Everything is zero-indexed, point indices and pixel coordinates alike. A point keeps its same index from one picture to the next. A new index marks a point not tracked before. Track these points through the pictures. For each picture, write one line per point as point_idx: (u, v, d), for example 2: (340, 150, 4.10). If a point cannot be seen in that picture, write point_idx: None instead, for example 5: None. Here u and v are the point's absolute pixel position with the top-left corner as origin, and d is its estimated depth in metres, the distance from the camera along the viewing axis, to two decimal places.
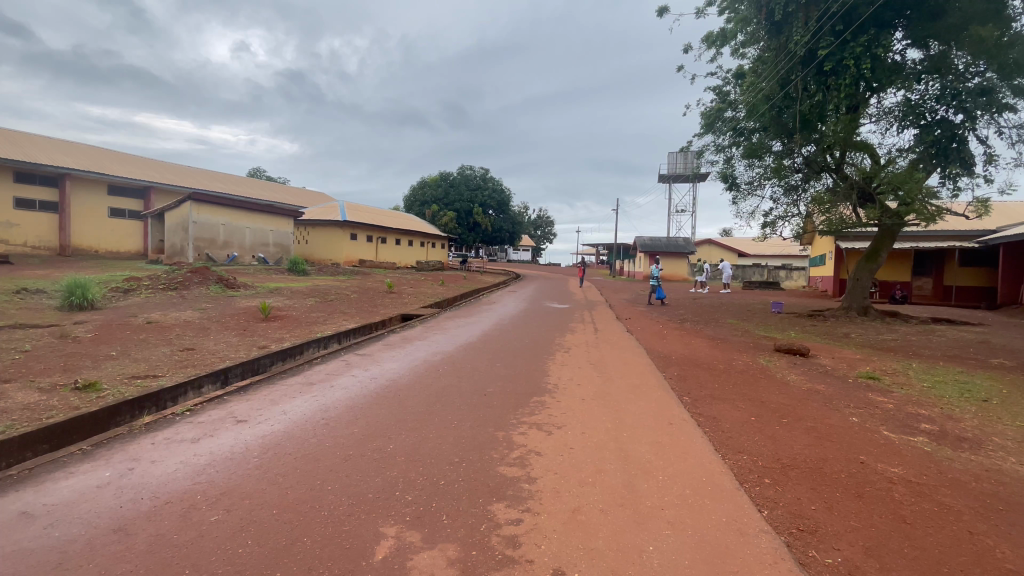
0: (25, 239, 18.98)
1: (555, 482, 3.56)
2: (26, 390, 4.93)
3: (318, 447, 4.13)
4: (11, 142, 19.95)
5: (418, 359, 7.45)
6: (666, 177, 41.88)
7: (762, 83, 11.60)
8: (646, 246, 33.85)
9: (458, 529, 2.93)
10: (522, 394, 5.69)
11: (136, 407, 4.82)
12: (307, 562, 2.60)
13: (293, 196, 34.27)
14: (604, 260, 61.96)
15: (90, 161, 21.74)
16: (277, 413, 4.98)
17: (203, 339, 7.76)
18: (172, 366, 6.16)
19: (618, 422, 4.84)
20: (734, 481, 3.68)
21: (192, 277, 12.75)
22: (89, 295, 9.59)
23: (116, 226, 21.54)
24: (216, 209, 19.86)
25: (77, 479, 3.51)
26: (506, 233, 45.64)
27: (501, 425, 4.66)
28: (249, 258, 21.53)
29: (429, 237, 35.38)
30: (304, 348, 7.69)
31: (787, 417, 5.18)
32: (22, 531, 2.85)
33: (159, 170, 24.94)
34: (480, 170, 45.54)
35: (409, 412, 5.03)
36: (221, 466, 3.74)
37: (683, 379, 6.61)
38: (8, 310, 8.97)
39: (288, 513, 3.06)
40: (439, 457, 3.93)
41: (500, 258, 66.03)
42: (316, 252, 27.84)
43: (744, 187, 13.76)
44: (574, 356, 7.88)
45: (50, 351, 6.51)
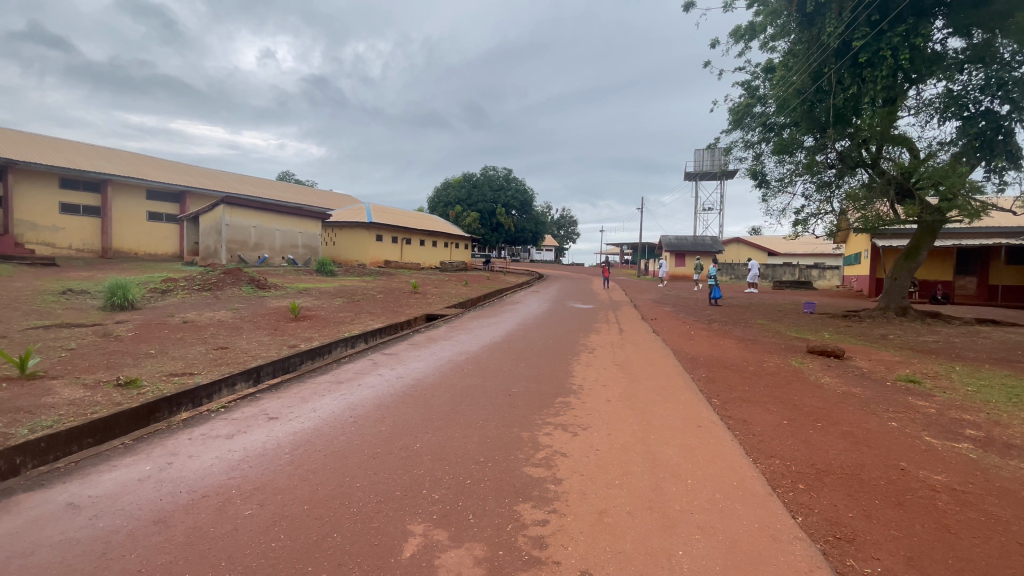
0: (69, 243, 19.90)
1: (582, 484, 3.54)
2: (72, 387, 5.16)
3: (347, 444, 4.19)
4: (57, 151, 20.94)
5: (443, 359, 7.50)
6: (693, 175, 41.24)
7: (793, 76, 11.27)
8: (673, 246, 33.24)
9: (485, 528, 2.94)
10: (547, 394, 5.67)
11: (173, 404, 5.00)
12: (336, 557, 2.63)
13: (320, 198, 35.03)
14: (628, 260, 61.03)
15: (129, 167, 22.65)
16: (307, 410, 5.10)
17: (236, 338, 7.95)
18: (207, 364, 6.34)
19: (645, 424, 4.78)
20: (767, 485, 3.59)
21: (225, 277, 13.15)
22: (129, 296, 9.98)
23: (154, 229, 22.42)
24: (247, 212, 20.44)
25: (120, 472, 3.66)
26: (529, 233, 45.54)
27: (526, 426, 4.64)
28: (279, 260, 22.05)
29: (453, 238, 35.67)
30: (332, 348, 7.83)
31: (821, 420, 5.03)
32: (69, 521, 2.98)
33: (193, 175, 25.82)
34: (503, 170, 45.62)
35: (435, 412, 5.05)
36: (255, 462, 3.84)
37: (712, 381, 6.47)
38: (55, 310, 9.40)
39: (319, 508, 3.12)
40: (465, 456, 3.95)
41: (522, 259, 65.90)
42: (344, 253, 28.41)
43: (774, 185, 13.42)
44: (600, 357, 7.79)
45: (93, 350, 6.77)
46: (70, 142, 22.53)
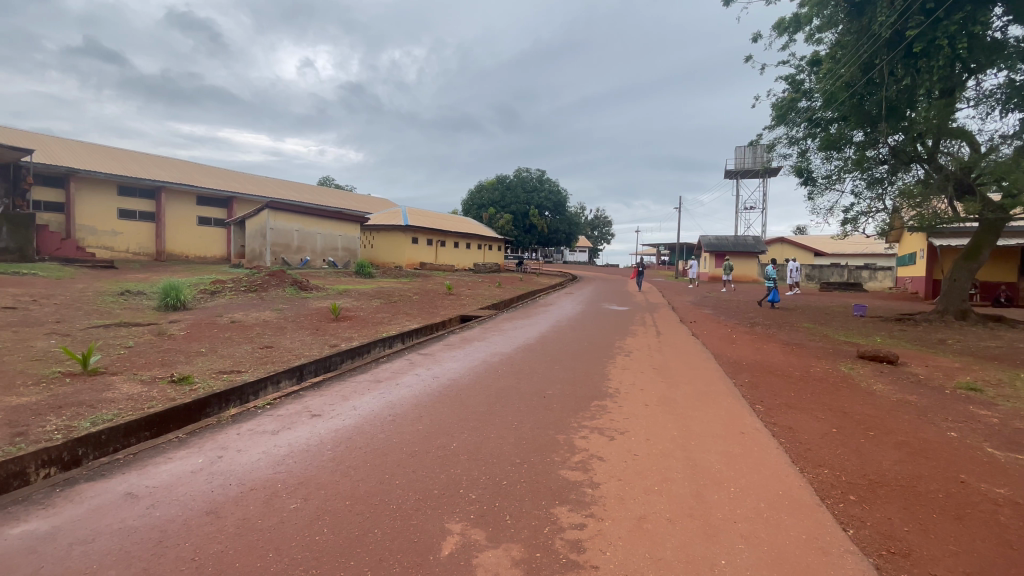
0: (127, 246, 21.18)
1: (620, 488, 3.49)
2: (132, 382, 5.48)
3: (386, 442, 4.29)
4: (117, 160, 22.31)
5: (478, 360, 7.56)
6: (733, 173, 40.12)
7: (840, 69, 10.78)
8: (712, 246, 32.29)
9: (522, 530, 2.93)
10: (583, 397, 5.62)
11: (223, 400, 5.23)
12: (378, 553, 2.69)
13: (359, 202, 35.96)
14: (665, 261, 59.73)
15: (181, 174, 23.90)
16: (348, 408, 5.24)
17: (280, 338, 8.24)
18: (253, 362, 6.59)
19: (685, 429, 4.67)
20: (815, 496, 3.44)
21: (271, 279, 13.65)
22: (181, 297, 10.50)
23: (203, 233, 23.57)
24: (290, 216, 21.19)
25: (175, 464, 3.86)
26: (563, 234, 45.33)
27: (561, 428, 4.62)
28: (320, 262, 22.73)
29: (487, 240, 35.91)
30: (371, 348, 8.03)
31: (873, 429, 4.79)
32: (128, 510, 3.16)
33: (239, 181, 26.99)
34: (537, 172, 45.63)
35: (471, 411, 5.10)
36: (299, 457, 3.97)
37: (755, 386, 6.26)
38: (115, 310, 10.01)
39: (359, 505, 3.19)
40: (502, 457, 3.95)
41: (556, 260, 65.67)
42: (382, 255, 29.11)
43: (821, 182, 12.88)
44: (636, 359, 7.67)
45: (149, 348, 7.18)
46: (128, 152, 23.97)
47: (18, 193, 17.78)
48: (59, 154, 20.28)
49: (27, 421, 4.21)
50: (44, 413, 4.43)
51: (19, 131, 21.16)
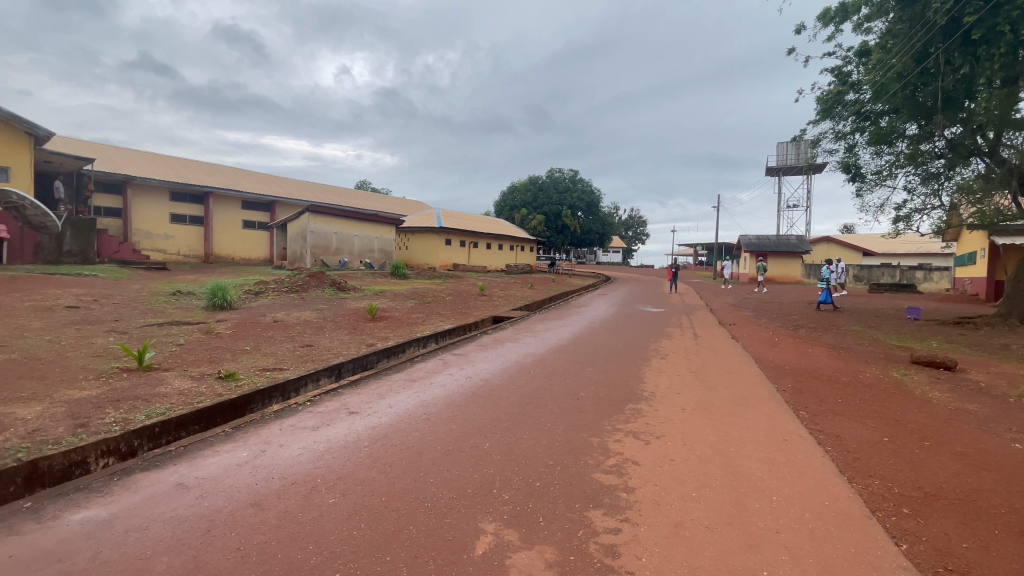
0: (179, 249, 22.32)
1: (656, 494, 3.42)
2: (183, 378, 5.78)
3: (421, 440, 4.35)
4: (169, 167, 23.53)
5: (510, 360, 7.58)
6: (775, 170, 38.78)
7: (891, 59, 10.23)
8: (753, 246, 31.28)
9: (556, 532, 2.92)
10: (617, 400, 5.55)
11: (266, 396, 5.44)
12: (413, 549, 2.73)
13: (394, 205, 36.70)
14: (702, 261, 58.30)
15: (227, 179, 24.99)
16: (384, 406, 5.35)
17: (320, 337, 8.49)
18: (294, 360, 6.82)
19: (724, 435, 4.53)
20: (864, 508, 3.28)
21: (311, 280, 14.09)
22: (227, 297, 10.96)
23: (248, 236, 24.57)
24: (329, 219, 21.83)
25: (221, 457, 4.03)
26: (597, 235, 44.85)
27: (595, 431, 4.57)
28: (357, 264, 23.32)
29: (519, 241, 35.95)
30: (406, 347, 8.18)
31: (928, 439, 4.52)
32: (179, 499, 3.33)
33: (282, 185, 28.00)
34: (570, 172, 45.30)
35: (504, 411, 5.13)
36: (337, 453, 4.08)
37: (798, 392, 6.02)
38: (168, 309, 10.55)
39: (395, 501, 3.25)
40: (535, 459, 3.94)
41: (589, 261, 65.14)
42: (416, 257, 29.63)
43: (870, 178, 12.29)
44: (673, 362, 7.51)
45: (199, 345, 7.54)
46: (179, 159, 25.26)
47: (80, 200, 19.31)
48: (117, 163, 21.57)
49: (89, 413, 4.49)
50: (104, 406, 4.71)
51: (83, 142, 22.65)
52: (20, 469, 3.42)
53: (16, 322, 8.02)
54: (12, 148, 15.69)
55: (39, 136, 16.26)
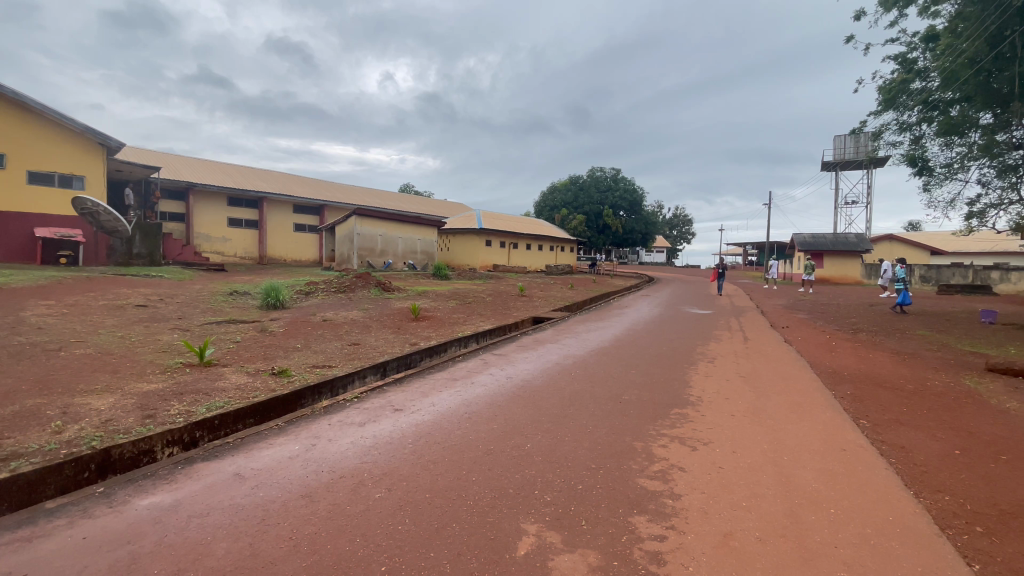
0: (236, 251, 23.55)
1: (703, 502, 3.31)
2: (240, 373, 6.10)
3: (463, 438, 4.40)
4: (227, 174, 24.87)
5: (552, 362, 7.53)
6: (832, 165, 36.89)
7: (962, 44, 9.51)
8: (807, 245, 29.85)
9: (599, 536, 2.88)
10: (662, 404, 5.41)
11: (316, 392, 5.65)
12: (456, 546, 2.76)
13: (437, 207, 37.34)
14: (751, 262, 56.14)
15: (280, 185, 26.16)
16: (428, 404, 5.44)
17: (366, 336, 8.76)
18: (341, 358, 7.06)
19: (777, 443, 4.34)
20: (932, 524, 3.06)
21: (357, 281, 14.53)
22: (280, 297, 11.45)
23: (299, 238, 25.64)
24: (375, 222, 22.46)
25: (275, 450, 4.21)
26: (639, 234, 44.01)
27: (639, 435, 4.48)
28: (401, 265, 23.87)
29: (560, 241, 35.78)
30: (448, 346, 8.31)
31: (1006, 453, 4.16)
32: (236, 489, 3.50)
33: (330, 190, 29.04)
34: (612, 171, 44.70)
35: (545, 413, 5.10)
36: (382, 449, 4.18)
37: (858, 399, 5.69)
38: (226, 308, 11.15)
39: (439, 498, 3.30)
40: (577, 462, 3.90)
41: (632, 262, 64.04)
42: (458, 258, 30.03)
43: (939, 172, 11.46)
44: (720, 366, 7.25)
45: (254, 343, 7.92)
46: (236, 166, 26.67)
47: (147, 206, 20.75)
48: (181, 171, 22.99)
49: (156, 405, 4.80)
50: (169, 398, 5.04)
51: (151, 152, 24.29)
52: (94, 456, 3.70)
53: (92, 320, 8.68)
54: (87, 158, 17.00)
55: (111, 147, 17.53)
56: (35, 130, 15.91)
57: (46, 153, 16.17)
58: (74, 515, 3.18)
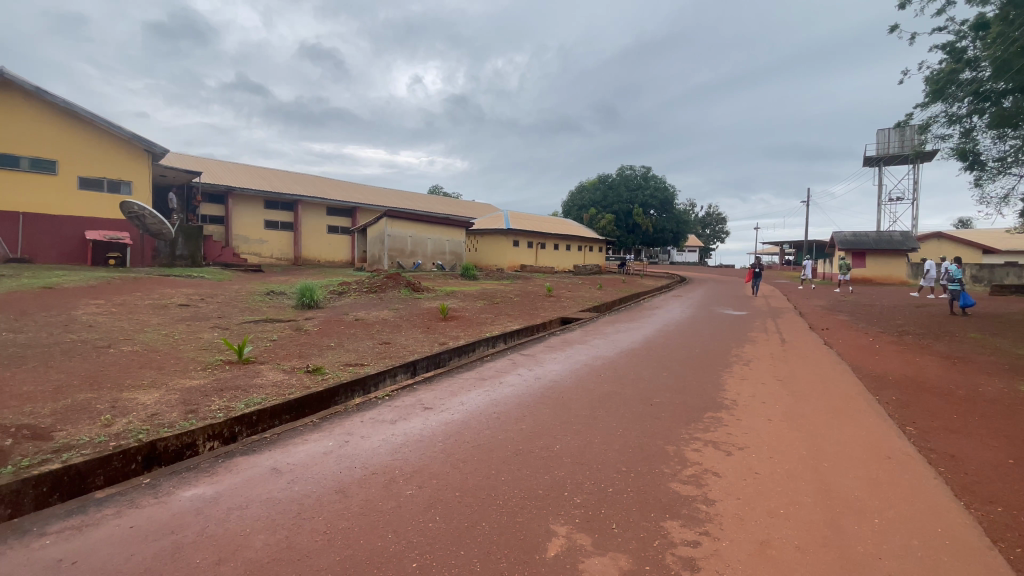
0: (272, 252, 24.30)
1: (738, 508, 3.22)
2: (277, 370, 6.28)
3: (492, 438, 4.41)
4: (264, 178, 25.69)
5: (580, 363, 7.47)
6: (875, 160, 35.40)
7: (1016, 31, 8.96)
8: (847, 244, 28.74)
9: (630, 540, 2.84)
10: (695, 407, 5.30)
11: (349, 390, 5.77)
12: (486, 545, 2.77)
13: (465, 208, 37.63)
14: (788, 261, 54.38)
15: (313, 188, 26.87)
16: (457, 403, 5.48)
17: (397, 335, 8.90)
18: (373, 357, 7.19)
19: (816, 449, 4.19)
20: (984, 537, 2.89)
21: (388, 281, 14.77)
22: (314, 297, 11.75)
23: (331, 240, 26.28)
24: (405, 223, 22.81)
25: (310, 445, 4.32)
26: (670, 234, 43.26)
27: (671, 439, 4.39)
28: (430, 265, 24.14)
29: (589, 241, 35.52)
30: (476, 346, 8.35)
31: None
32: (273, 483, 3.61)
33: (361, 192, 29.64)
34: (642, 169, 44.14)
35: (575, 414, 5.07)
36: (413, 447, 4.24)
37: (903, 405, 5.43)
38: (263, 308, 11.50)
39: (468, 496, 3.32)
40: (607, 464, 3.86)
41: (662, 261, 63.00)
42: (486, 258, 30.17)
43: (992, 166, 10.83)
44: (756, 369, 7.05)
45: (290, 341, 8.15)
46: (272, 170, 27.52)
47: (189, 209, 21.64)
48: (221, 175, 23.88)
49: (198, 401, 4.99)
50: (210, 394, 5.24)
51: (193, 158, 25.32)
52: (140, 449, 3.87)
53: (139, 318, 9.09)
54: (133, 165, 17.84)
55: (155, 153, 18.35)
56: (85, 138, 16.84)
57: (96, 160, 17.07)
58: (121, 505, 3.34)
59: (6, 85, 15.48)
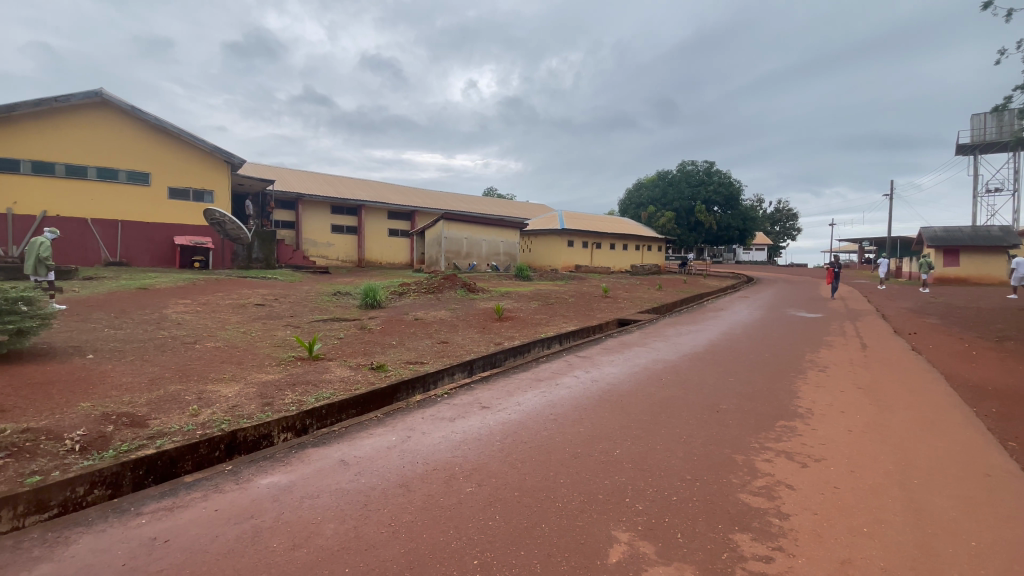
0: (337, 255, 25.53)
1: (815, 523, 3.01)
2: (343, 367, 6.58)
3: (550, 440, 4.38)
4: (330, 184, 27.05)
5: (640, 366, 7.28)
6: (970, 148, 32.08)
7: None
8: (936, 241, 26.14)
9: (697, 551, 2.72)
10: (765, 415, 5.02)
11: (410, 387, 5.94)
12: (546, 547, 2.75)
13: (519, 209, 37.78)
14: (868, 260, 50.39)
15: (375, 193, 27.97)
16: (514, 403, 5.51)
17: (454, 335, 9.07)
18: (431, 355, 7.36)
19: (904, 464, 3.83)
20: None
21: (445, 283, 15.08)
22: (376, 297, 12.19)
23: (391, 243, 27.26)
24: (461, 225, 23.25)
25: (375, 439, 4.49)
26: (736, 231, 41.25)
27: (739, 447, 4.18)
28: (485, 266, 24.44)
29: (646, 240, 34.61)
30: (531, 347, 8.35)
31: None
32: (343, 474, 3.78)
33: (419, 196, 30.51)
34: (705, 164, 42.53)
35: (635, 419, 4.94)
36: (473, 445, 4.30)
37: (1006, 418, 4.88)
38: (330, 308, 12.09)
39: (527, 497, 3.31)
40: (670, 471, 3.73)
41: (726, 261, 60.30)
42: (540, 259, 30.15)
43: None
44: (833, 376, 6.57)
45: (355, 339, 8.52)
46: (337, 177, 28.93)
47: (264, 215, 23.20)
48: (292, 183, 25.39)
49: (273, 394, 5.32)
50: (284, 388, 5.57)
51: (267, 167, 27.09)
52: (223, 438, 4.18)
53: (221, 317, 9.83)
54: (215, 174, 19.34)
55: (234, 164, 19.76)
56: (171, 151, 18.41)
57: (183, 171, 18.67)
58: (208, 489, 3.62)
59: (105, 106, 17.20)
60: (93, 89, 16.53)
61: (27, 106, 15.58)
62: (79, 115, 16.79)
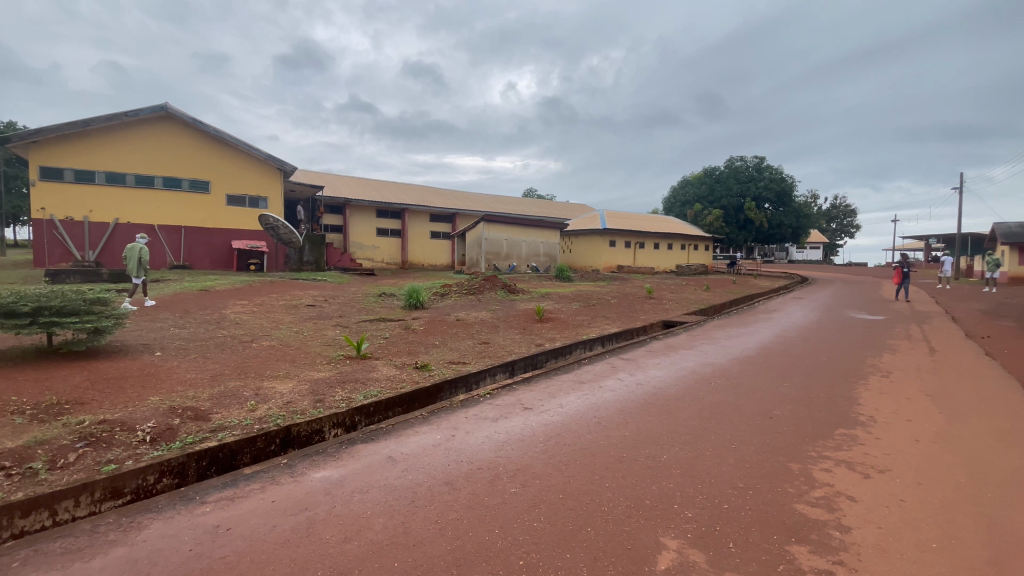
0: (382, 257, 26.25)
1: (880, 538, 2.83)
2: (389, 366, 6.76)
3: (594, 443, 4.33)
4: (375, 189, 27.84)
5: (686, 369, 7.08)
6: None
7: None
8: (1012, 237, 24.11)
9: (750, 562, 2.62)
10: (823, 422, 4.78)
11: (452, 386, 6.02)
12: (592, 551, 2.73)
13: (560, 210, 37.60)
14: (935, 258, 47.01)
15: (417, 196, 28.55)
16: (556, 405, 5.48)
17: (496, 335, 9.13)
18: (473, 356, 7.45)
19: (979, 477, 3.55)
20: None
21: (486, 284, 15.20)
22: (419, 298, 12.43)
23: (434, 245, 27.79)
24: (502, 227, 23.41)
25: (421, 437, 4.58)
26: (788, 229, 39.52)
27: (795, 456, 3.99)
28: (525, 267, 24.50)
29: (691, 240, 33.70)
30: (573, 349, 8.29)
31: None
32: (390, 470, 3.88)
33: (460, 198, 30.91)
34: (754, 159, 41.01)
35: (683, 423, 4.81)
36: (516, 445, 4.31)
37: None
38: (376, 308, 12.44)
39: (572, 500, 3.29)
40: (720, 478, 3.61)
41: (777, 260, 57.81)
42: (581, 259, 29.94)
43: None
44: (897, 382, 6.17)
45: (400, 339, 8.73)
46: (381, 181, 29.73)
47: (314, 219, 24.18)
48: (339, 188, 26.31)
49: (324, 391, 5.53)
50: (334, 385, 5.77)
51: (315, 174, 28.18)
52: (278, 432, 4.37)
53: (275, 317, 10.31)
54: (268, 182, 20.31)
55: (286, 171, 20.66)
56: (228, 160, 19.47)
57: (239, 179, 19.71)
58: (265, 481, 3.80)
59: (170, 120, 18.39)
60: (159, 105, 17.69)
61: (100, 121, 16.87)
62: (147, 129, 18.02)
